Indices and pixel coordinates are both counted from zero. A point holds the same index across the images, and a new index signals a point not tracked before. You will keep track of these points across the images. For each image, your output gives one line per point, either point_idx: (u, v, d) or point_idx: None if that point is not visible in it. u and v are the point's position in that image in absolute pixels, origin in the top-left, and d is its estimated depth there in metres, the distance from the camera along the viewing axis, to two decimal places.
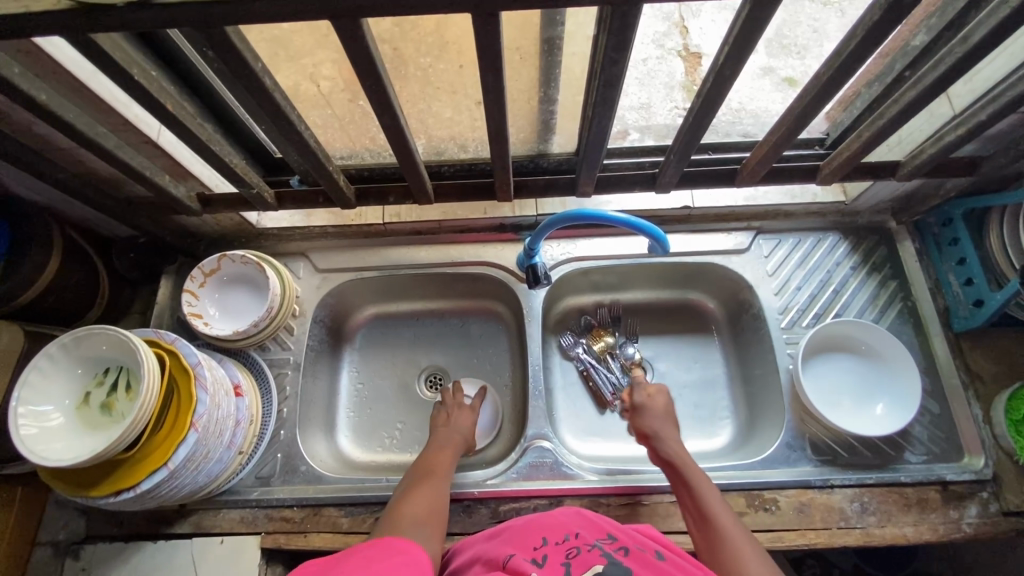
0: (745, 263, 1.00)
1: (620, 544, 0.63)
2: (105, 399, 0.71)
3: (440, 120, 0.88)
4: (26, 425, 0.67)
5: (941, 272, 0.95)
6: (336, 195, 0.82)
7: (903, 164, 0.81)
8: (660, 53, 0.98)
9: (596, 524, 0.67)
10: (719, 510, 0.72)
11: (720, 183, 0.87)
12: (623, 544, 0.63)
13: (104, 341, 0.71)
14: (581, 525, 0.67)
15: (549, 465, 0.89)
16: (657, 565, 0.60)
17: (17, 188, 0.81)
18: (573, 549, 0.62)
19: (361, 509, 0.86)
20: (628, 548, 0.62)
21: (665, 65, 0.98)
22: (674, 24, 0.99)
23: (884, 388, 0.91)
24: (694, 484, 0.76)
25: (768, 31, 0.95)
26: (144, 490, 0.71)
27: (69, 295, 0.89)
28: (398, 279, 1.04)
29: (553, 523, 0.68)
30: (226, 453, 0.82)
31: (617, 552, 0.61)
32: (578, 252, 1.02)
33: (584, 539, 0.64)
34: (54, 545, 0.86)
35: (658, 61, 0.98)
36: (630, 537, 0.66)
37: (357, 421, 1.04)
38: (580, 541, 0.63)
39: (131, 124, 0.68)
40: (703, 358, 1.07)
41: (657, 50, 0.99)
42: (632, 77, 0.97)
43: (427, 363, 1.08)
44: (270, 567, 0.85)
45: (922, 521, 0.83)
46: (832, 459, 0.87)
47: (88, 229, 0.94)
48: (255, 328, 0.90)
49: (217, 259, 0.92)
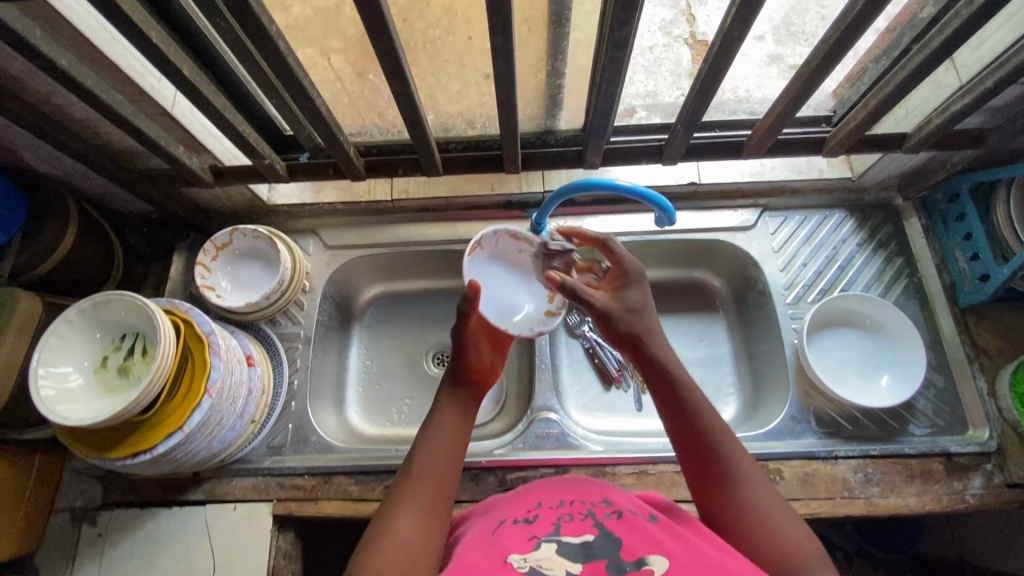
0: (751, 239, 1.01)
1: (615, 508, 0.61)
2: (122, 363, 0.72)
3: (448, 96, 0.89)
4: (46, 385, 0.68)
5: (947, 248, 0.95)
6: (346, 166, 0.84)
7: (909, 136, 0.81)
8: (666, 40, 0.99)
9: (596, 489, 0.65)
10: (714, 423, 0.65)
11: (727, 156, 0.87)
12: (618, 508, 0.61)
13: (121, 307, 0.73)
14: (580, 492, 0.65)
15: (555, 436, 0.90)
16: (650, 529, 0.57)
17: (35, 161, 0.82)
18: (564, 515, 0.60)
19: (371, 477, 0.88)
20: (621, 512, 0.60)
21: (672, 53, 0.99)
22: (680, 13, 1.00)
23: (889, 361, 0.91)
24: (682, 392, 0.67)
25: (775, 18, 0.97)
26: (160, 453, 0.72)
27: (85, 268, 0.91)
28: (405, 256, 1.06)
29: (549, 490, 0.66)
30: (239, 421, 0.83)
31: (610, 516, 0.60)
32: (585, 229, 1.03)
33: (579, 506, 0.62)
34: (70, 512, 0.88)
35: (665, 49, 0.99)
36: (628, 500, 0.64)
37: (366, 397, 1.05)
38: (575, 507, 0.62)
39: (146, 94, 0.70)
40: (709, 335, 1.07)
41: (663, 37, 1.00)
42: (638, 64, 0.99)
43: (434, 341, 1.10)
44: (281, 534, 0.87)
45: (926, 492, 0.83)
46: (836, 432, 0.88)
47: (102, 204, 0.96)
48: (267, 300, 0.92)
49: (229, 233, 0.93)
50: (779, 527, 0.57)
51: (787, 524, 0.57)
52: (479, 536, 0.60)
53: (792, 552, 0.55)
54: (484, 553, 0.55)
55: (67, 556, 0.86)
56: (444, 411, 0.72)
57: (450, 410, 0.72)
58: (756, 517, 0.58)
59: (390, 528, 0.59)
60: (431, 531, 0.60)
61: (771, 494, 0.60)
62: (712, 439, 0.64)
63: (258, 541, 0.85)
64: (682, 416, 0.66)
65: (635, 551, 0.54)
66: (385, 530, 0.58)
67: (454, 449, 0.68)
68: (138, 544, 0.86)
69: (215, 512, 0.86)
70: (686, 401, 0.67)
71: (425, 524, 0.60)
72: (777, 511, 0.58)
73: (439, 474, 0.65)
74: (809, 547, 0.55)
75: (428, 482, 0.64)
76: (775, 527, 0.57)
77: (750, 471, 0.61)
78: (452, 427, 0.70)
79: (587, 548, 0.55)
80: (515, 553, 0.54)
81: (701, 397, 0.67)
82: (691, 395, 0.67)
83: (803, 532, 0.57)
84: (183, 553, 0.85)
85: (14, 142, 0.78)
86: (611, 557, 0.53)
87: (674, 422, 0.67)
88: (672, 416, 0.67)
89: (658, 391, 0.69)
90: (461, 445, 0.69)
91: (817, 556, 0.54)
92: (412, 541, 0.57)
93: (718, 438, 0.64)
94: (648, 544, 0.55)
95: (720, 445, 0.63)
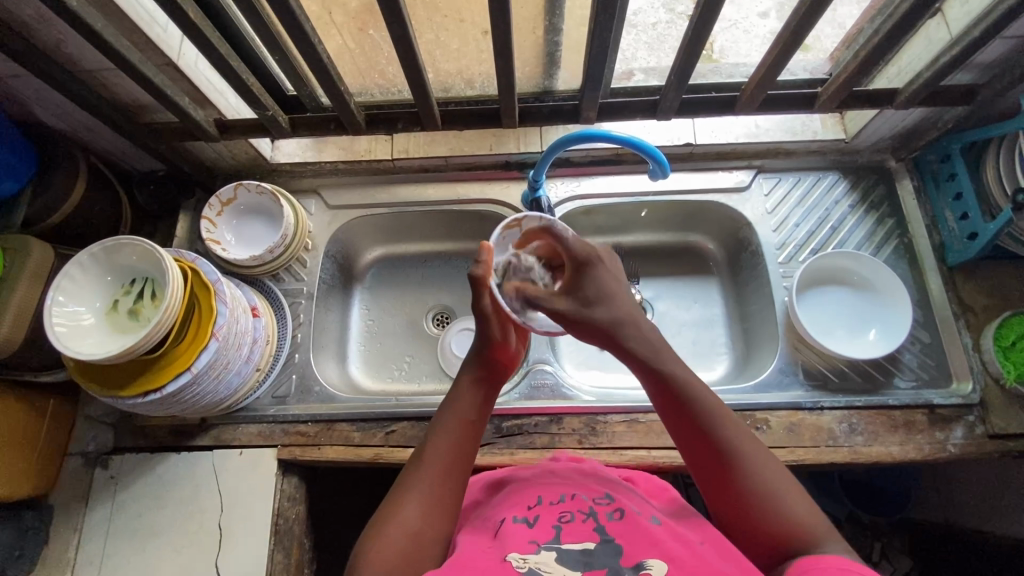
0: (745, 200, 1.03)
1: (614, 506, 0.63)
2: (132, 305, 0.75)
3: (447, 53, 0.90)
4: (61, 323, 0.72)
5: (938, 208, 0.96)
6: (348, 120, 0.86)
7: (900, 91, 0.83)
8: (670, 16, 0.93)
9: (595, 485, 0.67)
10: (719, 415, 0.62)
11: (720, 112, 0.89)
12: (620, 506, 0.63)
13: (132, 252, 0.76)
14: (579, 487, 0.66)
15: (549, 386, 0.93)
16: (649, 528, 0.59)
17: (44, 114, 0.85)
18: (565, 513, 0.61)
19: (372, 424, 0.91)
20: (621, 511, 0.61)
21: (676, 30, 0.94)
22: None
23: (876, 316, 0.94)
24: (681, 387, 0.63)
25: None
26: (169, 392, 0.75)
27: (92, 221, 0.93)
28: (406, 217, 1.08)
29: (550, 483, 0.67)
30: (245, 367, 0.86)
31: (611, 514, 0.61)
32: (582, 190, 1.04)
33: (579, 502, 0.63)
34: (83, 456, 0.92)
35: (668, 25, 0.94)
36: (629, 498, 0.65)
37: (367, 354, 1.08)
38: (575, 504, 0.63)
39: (152, 42, 0.72)
40: (703, 297, 1.10)
41: (667, 13, 0.93)
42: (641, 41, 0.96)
43: (434, 303, 1.13)
44: (286, 478, 0.90)
45: (908, 441, 0.86)
46: (822, 384, 0.91)
47: (110, 161, 0.98)
48: (271, 254, 0.95)
49: (233, 188, 0.96)
50: (791, 508, 0.58)
51: (798, 506, 0.58)
52: (479, 531, 0.62)
53: (806, 533, 0.56)
54: (484, 552, 0.57)
55: (81, 496, 0.90)
56: (462, 393, 0.70)
57: (469, 394, 0.70)
58: (767, 500, 0.58)
59: (396, 515, 0.60)
60: (442, 516, 0.62)
61: (778, 473, 0.60)
62: (719, 434, 0.61)
63: (262, 484, 0.88)
64: (685, 414, 0.62)
65: (634, 554, 0.56)
66: (394, 515, 0.61)
67: (468, 432, 0.67)
68: (148, 486, 0.89)
69: (222, 457, 0.90)
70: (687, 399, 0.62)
71: (434, 509, 0.61)
72: (792, 493, 0.59)
73: (449, 461, 0.65)
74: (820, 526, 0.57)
75: (438, 470, 0.64)
76: (784, 509, 0.57)
77: (759, 456, 0.61)
78: (469, 409, 0.69)
79: (587, 556, 0.56)
80: (514, 554, 0.56)
81: (701, 391, 0.63)
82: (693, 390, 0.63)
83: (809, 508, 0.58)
84: (192, 495, 0.89)
85: (24, 94, 0.80)
86: (611, 564, 0.55)
87: (675, 418, 0.63)
88: (673, 413, 0.63)
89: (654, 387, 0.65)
90: (474, 428, 0.68)
91: (827, 536, 0.56)
92: (419, 528, 0.60)
93: (725, 430, 0.61)
94: (648, 546, 0.57)
95: (726, 437, 0.61)
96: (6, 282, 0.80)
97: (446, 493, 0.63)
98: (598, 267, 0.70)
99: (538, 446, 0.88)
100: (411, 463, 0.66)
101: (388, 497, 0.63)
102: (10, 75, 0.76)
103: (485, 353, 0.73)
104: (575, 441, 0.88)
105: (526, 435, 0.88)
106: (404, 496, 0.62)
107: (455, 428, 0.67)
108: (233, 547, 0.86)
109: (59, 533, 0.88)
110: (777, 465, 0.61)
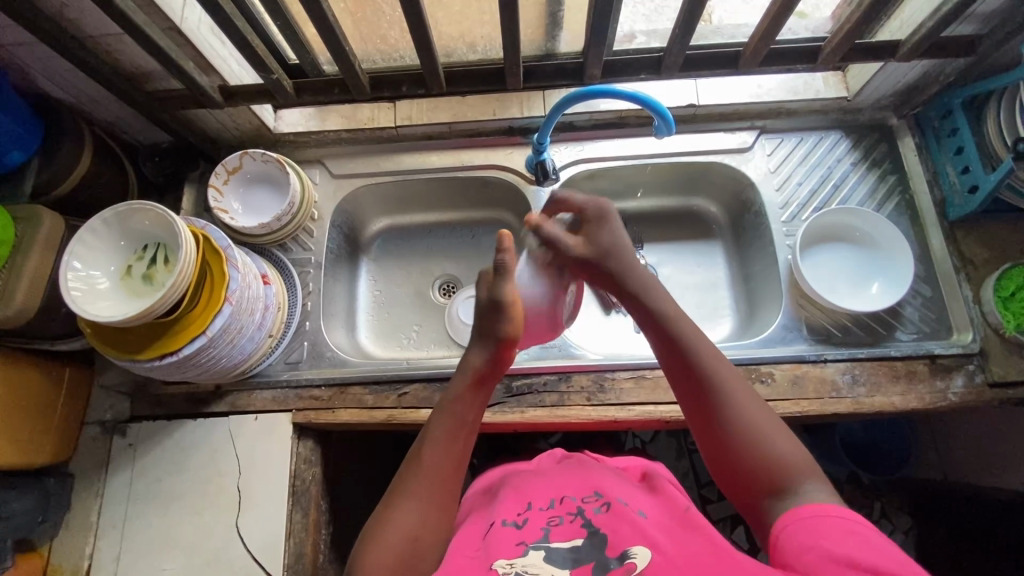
0: (748, 161, 1.03)
1: (602, 501, 0.65)
2: (145, 271, 0.78)
3: (449, 16, 0.91)
4: (76, 286, 0.74)
5: (939, 164, 0.96)
6: (352, 83, 0.86)
7: (903, 43, 0.84)
8: None
9: (586, 482, 0.70)
10: (701, 357, 0.67)
11: (723, 69, 0.90)
12: (607, 500, 0.66)
13: (146, 216, 0.78)
14: (570, 488, 0.69)
15: (558, 347, 0.95)
16: (636, 521, 0.62)
17: (47, 83, 0.85)
18: (554, 517, 0.64)
19: (384, 387, 0.93)
20: (609, 505, 0.64)
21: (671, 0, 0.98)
22: None
23: (877, 267, 0.96)
24: (675, 334, 0.69)
25: None
26: (186, 354, 0.76)
27: (98, 193, 0.94)
28: (409, 186, 1.08)
29: (542, 488, 0.70)
30: (257, 333, 0.88)
31: (598, 512, 0.64)
32: (586, 154, 1.05)
33: (568, 504, 0.66)
34: (101, 425, 0.94)
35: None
36: (616, 490, 0.68)
37: (376, 324, 1.10)
38: (564, 508, 0.65)
39: (156, 6, 0.73)
40: (707, 259, 1.11)
41: None
42: (638, 10, 0.99)
43: (440, 272, 1.14)
44: (301, 441, 0.92)
45: (910, 391, 0.88)
46: (826, 338, 0.93)
47: (114, 133, 0.98)
48: (278, 222, 0.95)
49: (239, 156, 0.97)
50: (768, 447, 0.61)
51: (777, 443, 0.61)
52: (473, 532, 0.66)
53: (787, 468, 0.59)
54: (472, 559, 0.60)
55: (101, 463, 0.92)
56: (459, 396, 0.71)
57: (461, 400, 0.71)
58: (754, 437, 0.62)
59: (387, 528, 0.61)
60: (438, 517, 0.64)
61: (765, 415, 0.64)
62: (703, 375, 0.66)
63: (279, 447, 0.90)
64: (674, 353, 0.69)
65: (619, 545, 0.58)
66: (385, 526, 0.62)
67: (460, 441, 0.69)
68: (166, 451, 0.91)
69: (237, 422, 0.91)
70: (681, 341, 0.68)
71: (431, 513, 0.63)
72: (771, 434, 0.62)
73: (445, 466, 0.67)
74: (801, 461, 0.60)
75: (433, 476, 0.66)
76: (769, 449, 0.61)
77: (744, 404, 0.64)
78: (467, 417, 0.70)
79: (575, 552, 0.59)
80: (500, 560, 0.58)
81: (695, 335, 0.69)
82: (689, 334, 0.69)
83: (793, 447, 0.61)
84: (210, 459, 0.90)
85: (28, 63, 0.80)
86: (598, 558, 0.58)
87: (667, 360, 0.69)
88: (665, 355, 0.70)
89: (653, 330, 0.71)
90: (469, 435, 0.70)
91: (814, 476, 0.58)
92: (416, 533, 0.62)
93: (709, 371, 0.66)
94: (631, 535, 0.59)
95: (710, 374, 0.66)
96: (18, 251, 0.80)
97: (440, 495, 0.65)
98: (609, 223, 0.78)
99: (548, 404, 0.89)
100: (402, 470, 0.67)
101: (377, 510, 0.64)
102: (14, 43, 0.76)
103: (494, 351, 0.73)
104: (584, 399, 0.90)
105: (535, 394, 0.90)
106: (394, 509, 0.63)
107: (451, 441, 0.68)
108: (253, 510, 0.88)
109: (82, 499, 0.90)
110: (770, 415, 0.64)
